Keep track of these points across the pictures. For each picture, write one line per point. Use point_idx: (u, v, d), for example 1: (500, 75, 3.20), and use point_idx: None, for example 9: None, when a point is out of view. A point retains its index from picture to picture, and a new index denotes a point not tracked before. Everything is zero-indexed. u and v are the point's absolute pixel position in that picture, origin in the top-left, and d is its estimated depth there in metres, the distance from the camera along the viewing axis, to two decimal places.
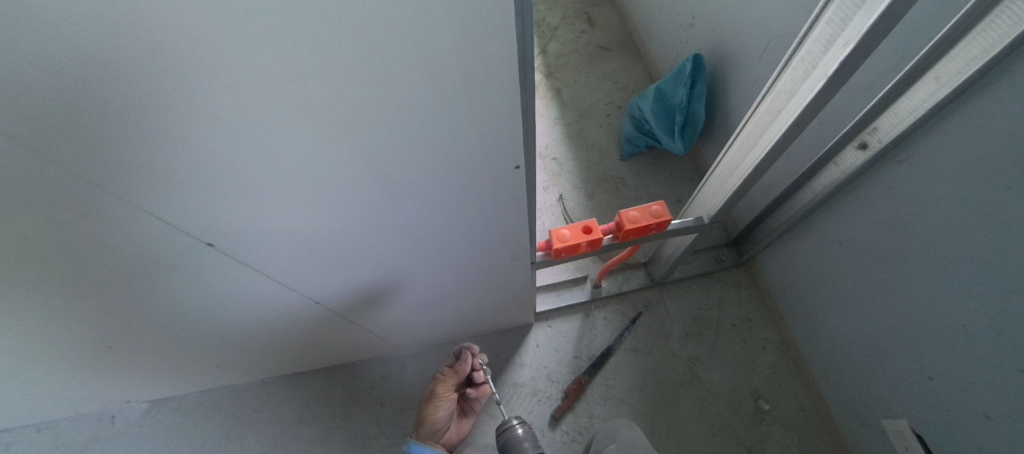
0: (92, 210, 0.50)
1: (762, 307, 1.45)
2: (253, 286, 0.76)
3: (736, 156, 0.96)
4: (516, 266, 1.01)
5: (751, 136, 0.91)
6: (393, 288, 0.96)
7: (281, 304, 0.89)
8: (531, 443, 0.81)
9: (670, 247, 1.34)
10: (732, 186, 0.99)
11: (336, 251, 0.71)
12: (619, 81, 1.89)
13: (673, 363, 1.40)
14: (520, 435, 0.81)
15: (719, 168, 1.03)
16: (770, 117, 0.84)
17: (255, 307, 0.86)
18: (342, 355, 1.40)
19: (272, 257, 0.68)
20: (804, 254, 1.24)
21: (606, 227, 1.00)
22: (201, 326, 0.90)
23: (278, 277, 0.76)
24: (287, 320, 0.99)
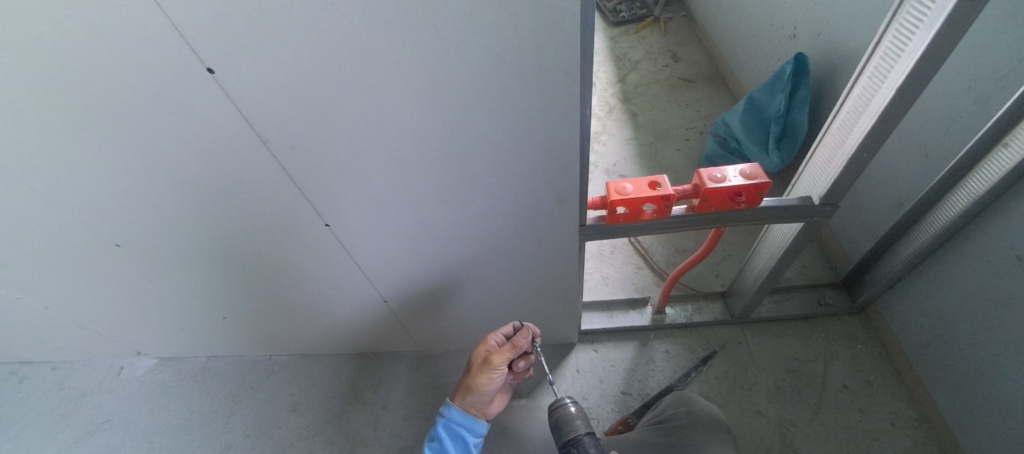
0: (137, 28, 0.50)
1: (887, 371, 1.09)
2: (257, 167, 0.69)
3: (857, 106, 0.68)
4: (560, 224, 0.83)
5: (880, 67, 0.63)
6: (412, 225, 0.82)
7: (288, 217, 0.80)
8: (585, 424, 0.70)
9: (760, 264, 1.06)
10: (850, 147, 0.70)
11: (348, 122, 0.61)
12: (702, 109, 1.75)
13: (758, 424, 1.05)
14: (574, 413, 0.71)
15: (832, 131, 0.75)
16: (913, 26, 0.57)
17: (261, 211, 0.79)
18: (355, 339, 1.25)
19: (278, 111, 0.60)
20: (956, 287, 0.92)
21: (680, 189, 0.79)
22: (208, 233, 0.85)
23: (288, 159, 0.68)
24: (295, 251, 0.89)
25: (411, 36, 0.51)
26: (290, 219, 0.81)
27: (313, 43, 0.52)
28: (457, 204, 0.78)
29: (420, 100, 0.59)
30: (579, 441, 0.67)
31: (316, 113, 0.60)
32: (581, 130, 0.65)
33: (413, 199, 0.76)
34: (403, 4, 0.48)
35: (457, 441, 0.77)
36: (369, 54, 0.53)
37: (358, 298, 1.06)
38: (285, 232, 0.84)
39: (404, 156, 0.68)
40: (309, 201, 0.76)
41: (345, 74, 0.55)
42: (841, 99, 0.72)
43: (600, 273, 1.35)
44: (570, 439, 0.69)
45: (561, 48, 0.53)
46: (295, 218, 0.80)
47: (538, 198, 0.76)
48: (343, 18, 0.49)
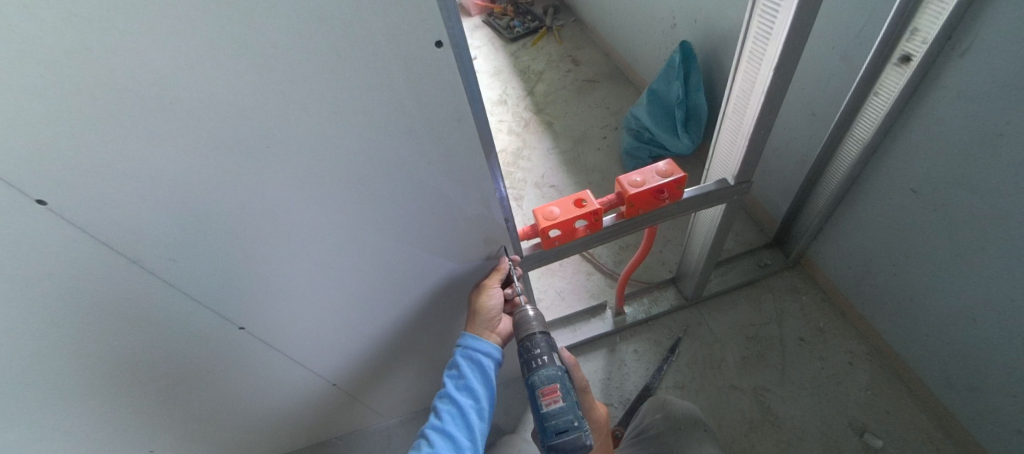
0: None
1: (832, 314, 1.15)
2: (136, 285, 0.59)
3: (746, 88, 0.71)
4: (497, 264, 0.79)
5: (757, 49, 0.65)
6: (341, 302, 0.75)
7: (192, 329, 0.69)
8: (540, 322, 0.64)
9: (698, 247, 1.09)
10: (749, 126, 0.72)
11: (232, 218, 0.54)
12: (611, 106, 1.80)
13: (736, 398, 1.07)
14: (530, 317, 0.65)
15: (729, 113, 0.77)
16: (773, 9, 0.59)
17: (158, 330, 0.68)
18: (312, 429, 1.13)
19: (146, 223, 0.52)
20: (871, 226, 0.98)
21: (605, 200, 0.79)
22: (97, 372, 0.71)
23: (175, 268, 0.59)
24: (214, 361, 0.78)
25: (278, 117, 0.46)
26: (194, 332, 0.70)
27: (163, 146, 0.45)
28: (383, 270, 0.72)
29: (307, 179, 0.53)
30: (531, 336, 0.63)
31: (192, 217, 0.53)
32: (491, 170, 0.62)
33: (333, 276, 0.70)
34: (257, 85, 0.43)
35: (475, 364, 0.74)
36: (235, 145, 0.47)
37: (304, 389, 0.96)
38: (195, 347, 0.74)
39: (308, 238, 0.61)
40: (214, 306, 0.67)
41: (213, 172, 0.49)
42: (729, 82, 0.74)
43: (553, 288, 1.32)
44: (522, 333, 0.64)
45: (445, 95, 0.49)
46: (202, 328, 0.70)
47: (466, 244, 0.72)
48: (191, 114, 0.43)
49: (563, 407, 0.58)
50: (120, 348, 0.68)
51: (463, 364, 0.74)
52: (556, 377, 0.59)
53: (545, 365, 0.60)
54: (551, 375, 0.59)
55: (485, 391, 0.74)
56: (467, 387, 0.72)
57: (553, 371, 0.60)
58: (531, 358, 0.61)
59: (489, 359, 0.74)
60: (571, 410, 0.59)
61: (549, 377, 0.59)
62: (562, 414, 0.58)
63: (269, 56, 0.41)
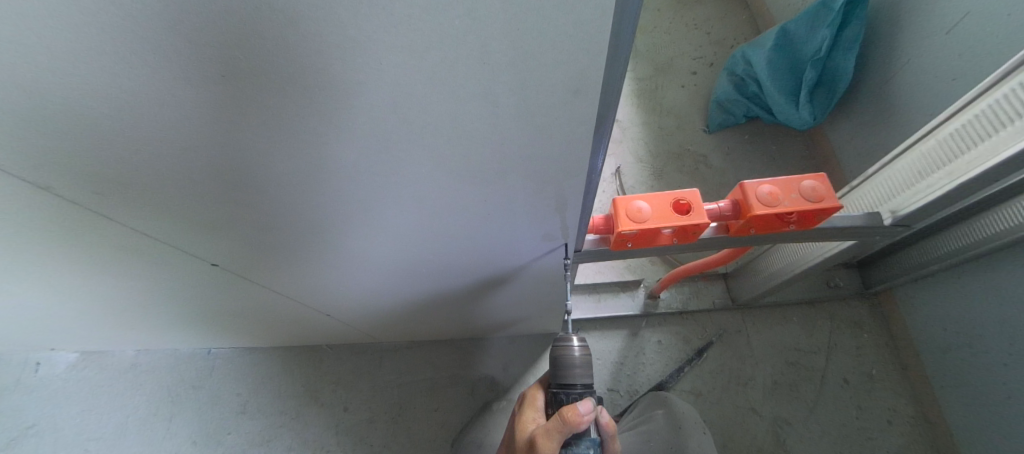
0: None
1: (891, 363, 1.00)
2: (58, 203, 0.42)
3: (998, 117, 0.50)
4: (545, 261, 0.60)
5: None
6: (342, 263, 0.58)
7: (151, 256, 0.54)
8: (587, 372, 0.46)
9: (780, 258, 0.89)
10: (981, 167, 0.50)
11: (187, 156, 0.35)
12: (714, 31, 1.42)
13: (751, 423, 0.98)
14: (575, 359, 0.46)
15: (938, 139, 0.56)
16: None
17: (107, 249, 0.52)
18: (301, 336, 1.05)
19: (54, 137, 0.33)
20: (1010, 297, 0.78)
21: (713, 208, 0.57)
22: (42, 267, 0.58)
23: (115, 197, 0.41)
24: (186, 282, 0.65)
25: (254, 15, 0.24)
26: (154, 255, 0.54)
27: (47, 20, 0.25)
28: (401, 246, 0.54)
29: (303, 130, 0.32)
30: (569, 392, 0.46)
31: (123, 142, 0.33)
32: (588, 165, 0.39)
33: (333, 240, 0.51)
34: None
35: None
36: (178, 49, 0.26)
37: (294, 311, 0.84)
38: (161, 266, 0.58)
39: (300, 200, 0.42)
40: (175, 240, 0.51)
41: (147, 87, 0.28)
42: (962, 102, 0.54)
43: None
44: (559, 379, 0.47)
45: (561, 48, 0.26)
46: (164, 255, 0.54)
47: (515, 239, 0.53)
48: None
49: None
50: (62, 254, 0.54)
51: None
52: None
53: (577, 439, 0.46)
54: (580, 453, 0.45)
55: None
56: None
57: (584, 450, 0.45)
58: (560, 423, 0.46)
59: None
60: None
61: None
62: None
63: None
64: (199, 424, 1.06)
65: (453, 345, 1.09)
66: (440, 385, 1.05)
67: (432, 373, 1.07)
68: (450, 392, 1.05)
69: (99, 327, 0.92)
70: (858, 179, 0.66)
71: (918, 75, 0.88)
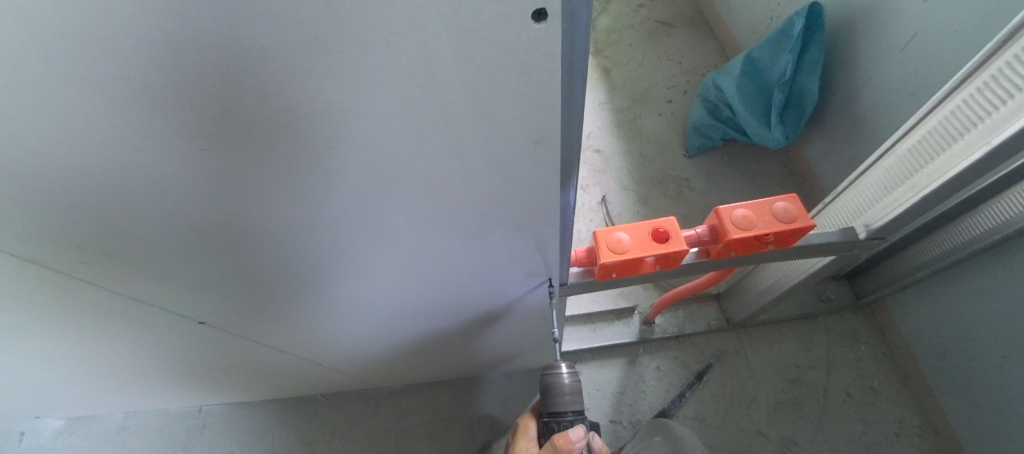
0: None
1: (891, 374, 1.00)
2: (47, 275, 0.43)
3: (942, 139, 0.53)
4: (532, 297, 0.60)
5: (999, 86, 0.48)
6: (331, 313, 0.59)
7: (139, 317, 0.54)
8: (577, 397, 0.45)
9: (768, 276, 0.90)
10: (937, 183, 0.52)
11: (167, 222, 0.36)
12: (685, 61, 1.48)
13: (759, 446, 0.96)
14: (564, 387, 0.45)
15: (894, 159, 0.58)
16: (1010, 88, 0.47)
17: (95, 314, 0.53)
18: (295, 387, 1.03)
19: (38, 211, 0.34)
20: (996, 300, 0.79)
21: (692, 234, 0.59)
22: (30, 336, 0.58)
23: (96, 263, 0.42)
24: (175, 342, 0.65)
25: (232, 96, 0.26)
26: (139, 318, 0.54)
27: (41, 120, 0.27)
28: (389, 294, 0.54)
29: (281, 191, 0.33)
30: (560, 418, 0.45)
31: (110, 216, 0.35)
32: (561, 205, 0.40)
33: (320, 292, 0.52)
34: (190, 33, 0.23)
35: None
36: (161, 128, 0.28)
37: (286, 363, 0.84)
38: (147, 328, 0.58)
39: (284, 256, 0.43)
40: (162, 301, 0.51)
41: (131, 162, 0.30)
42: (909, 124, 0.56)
43: None
44: (550, 407, 0.46)
45: (522, 103, 0.28)
46: (147, 316, 0.55)
47: (500, 279, 0.53)
48: (68, 65, 0.24)
49: None
50: (50, 323, 0.54)
51: None
52: None
53: None
54: None
55: None
56: None
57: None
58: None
59: None
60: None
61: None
62: None
63: None
64: None
65: (450, 387, 1.07)
66: (439, 429, 1.03)
67: (430, 417, 1.05)
68: (450, 435, 1.02)
69: (85, 392, 0.90)
70: (829, 196, 0.68)
71: (880, 92, 0.92)
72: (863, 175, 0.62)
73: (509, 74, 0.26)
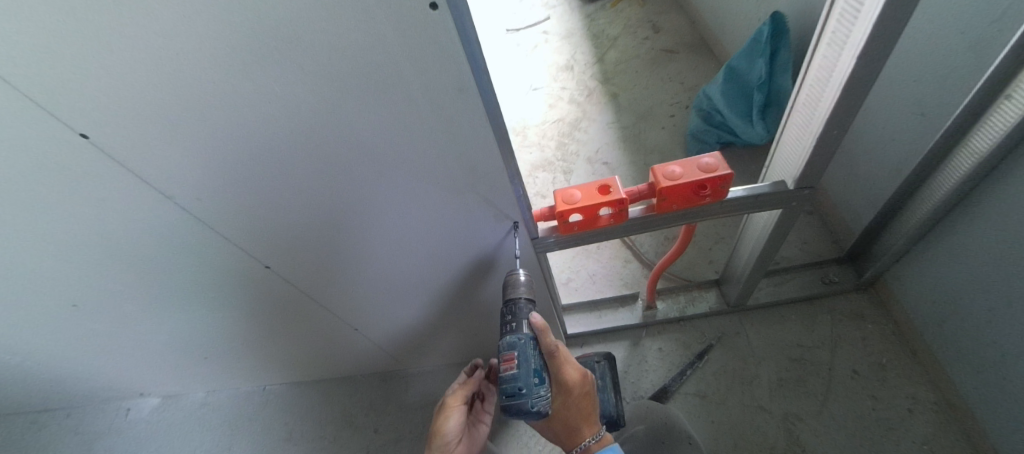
0: (69, 154, 0.53)
1: (900, 351, 1.00)
2: (188, 227, 0.68)
3: (810, 106, 0.64)
4: (509, 243, 0.76)
5: (827, 61, 0.58)
6: (360, 259, 0.79)
7: (229, 263, 0.78)
8: (528, 288, 0.62)
9: (751, 246, 0.99)
10: (812, 140, 0.64)
11: (251, 171, 0.58)
12: (686, 81, 1.63)
13: (761, 421, 0.98)
14: (518, 281, 0.62)
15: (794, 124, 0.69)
16: (832, 62, 0.57)
17: (204, 262, 0.76)
18: (342, 364, 1.22)
19: (181, 170, 0.57)
20: (971, 258, 0.82)
21: (635, 190, 0.72)
22: (163, 286, 0.83)
23: (213, 210, 0.65)
24: (254, 293, 0.88)
25: (280, 77, 0.46)
26: (228, 262, 0.78)
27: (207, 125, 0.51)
28: (398, 236, 0.74)
29: (315, 138, 0.54)
30: (512, 303, 0.61)
31: (227, 177, 0.58)
32: (501, 148, 0.57)
33: (348, 234, 0.72)
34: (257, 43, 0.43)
35: None
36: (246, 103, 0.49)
37: (334, 328, 1.04)
38: (233, 276, 0.82)
39: (317, 196, 0.63)
40: (247, 245, 0.73)
41: (242, 138, 0.53)
42: (804, 69, 0.63)
43: (586, 270, 1.29)
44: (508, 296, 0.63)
45: (445, 64, 0.46)
46: (234, 263, 0.78)
47: (478, 222, 0.71)
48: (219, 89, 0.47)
49: (517, 375, 0.57)
50: (176, 270, 0.79)
51: None
52: (516, 346, 0.58)
53: (510, 332, 0.59)
54: (512, 342, 0.58)
55: None
56: None
57: (515, 340, 0.58)
58: (505, 321, 0.60)
59: None
60: (524, 379, 0.57)
61: (510, 344, 0.58)
62: (512, 381, 0.57)
63: (264, 11, 0.40)
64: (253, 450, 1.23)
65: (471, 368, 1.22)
66: None
67: None
68: None
69: (184, 361, 1.16)
70: (769, 160, 0.79)
71: None
72: (781, 138, 0.74)
73: (432, 49, 0.44)
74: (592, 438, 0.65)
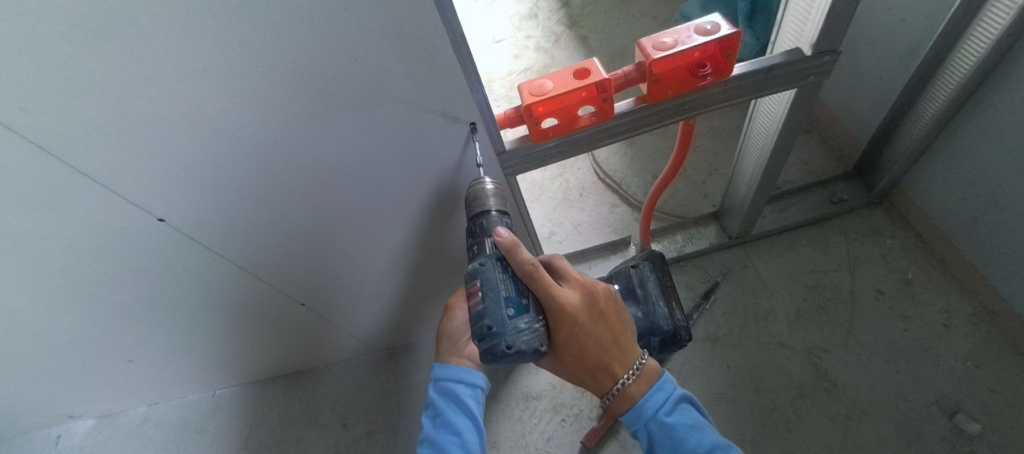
0: None
1: (924, 263, 0.90)
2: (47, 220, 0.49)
3: None
4: (468, 163, 0.61)
5: None
6: (279, 221, 0.59)
7: (116, 258, 0.58)
8: (495, 199, 0.50)
9: (751, 164, 0.85)
10: None
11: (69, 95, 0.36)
12: (659, 15, 1.50)
13: (783, 359, 0.85)
14: (483, 192, 0.50)
15: None
16: None
17: (69, 244, 0.54)
18: (301, 354, 1.06)
19: None
20: (1008, 140, 0.71)
21: (619, 74, 0.57)
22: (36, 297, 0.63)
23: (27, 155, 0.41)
24: (168, 281, 0.67)
25: None
26: (112, 257, 0.58)
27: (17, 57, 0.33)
28: (324, 180, 0.55)
29: None
30: (477, 222, 0.50)
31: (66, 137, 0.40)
32: (447, 20, 0.42)
33: (256, 187, 0.52)
34: None
35: (455, 400, 0.56)
36: None
37: (278, 316, 0.86)
38: (128, 272, 0.62)
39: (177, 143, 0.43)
40: (116, 216, 0.51)
41: (67, 71, 0.35)
42: None
43: (570, 221, 1.15)
44: (475, 211, 0.51)
45: None
46: (125, 258, 0.59)
47: (424, 140, 0.55)
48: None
49: (482, 310, 0.45)
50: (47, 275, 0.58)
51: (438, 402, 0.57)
52: (478, 274, 0.47)
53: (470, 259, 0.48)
54: (472, 271, 0.47)
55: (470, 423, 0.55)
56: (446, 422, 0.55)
57: (478, 265, 0.47)
58: (467, 247, 0.50)
59: (465, 384, 0.57)
60: (496, 312, 0.45)
61: (473, 271, 0.47)
62: (477, 320, 0.45)
63: None
64: None
65: None
66: None
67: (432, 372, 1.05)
68: None
69: (107, 374, 0.96)
70: (774, 39, 0.66)
71: None
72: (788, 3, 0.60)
73: None
74: (629, 374, 0.50)
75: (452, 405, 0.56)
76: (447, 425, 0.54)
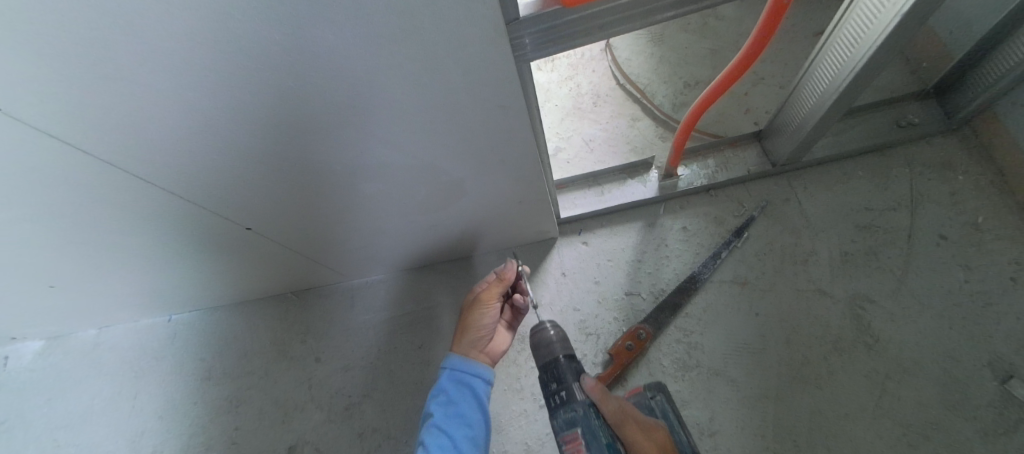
0: None
1: (1000, 204, 0.75)
2: None
3: None
4: (461, 43, 0.41)
5: None
6: (148, 87, 0.41)
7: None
8: (564, 344, 0.57)
9: (829, 72, 0.65)
10: None
11: None
12: None
13: (820, 308, 0.74)
14: (551, 337, 0.58)
15: None
16: None
17: None
18: (262, 281, 0.91)
19: None
20: None
21: None
22: None
23: None
24: (45, 174, 0.50)
25: None
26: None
27: None
28: (216, 36, 0.36)
29: None
30: (555, 364, 0.56)
31: None
32: None
33: (77, 2, 0.33)
34: None
35: (468, 392, 0.60)
36: None
37: (223, 233, 0.70)
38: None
39: None
40: None
41: None
42: None
43: (581, 135, 0.96)
44: (544, 359, 0.58)
45: None
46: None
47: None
48: None
49: None
50: None
51: (450, 390, 0.59)
52: (575, 421, 0.52)
53: (562, 404, 0.53)
54: (569, 417, 0.52)
55: (482, 417, 0.58)
56: (458, 414, 0.57)
57: (574, 413, 0.52)
58: (553, 393, 0.55)
59: (481, 382, 0.61)
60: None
61: (570, 420, 0.52)
62: None
63: None
64: (164, 396, 0.95)
65: (437, 272, 0.95)
66: (423, 317, 0.91)
67: (417, 305, 0.93)
68: (439, 322, 0.90)
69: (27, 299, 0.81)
70: None
71: None
72: None
73: None
74: None
75: (466, 396, 0.59)
76: (462, 416, 0.57)
